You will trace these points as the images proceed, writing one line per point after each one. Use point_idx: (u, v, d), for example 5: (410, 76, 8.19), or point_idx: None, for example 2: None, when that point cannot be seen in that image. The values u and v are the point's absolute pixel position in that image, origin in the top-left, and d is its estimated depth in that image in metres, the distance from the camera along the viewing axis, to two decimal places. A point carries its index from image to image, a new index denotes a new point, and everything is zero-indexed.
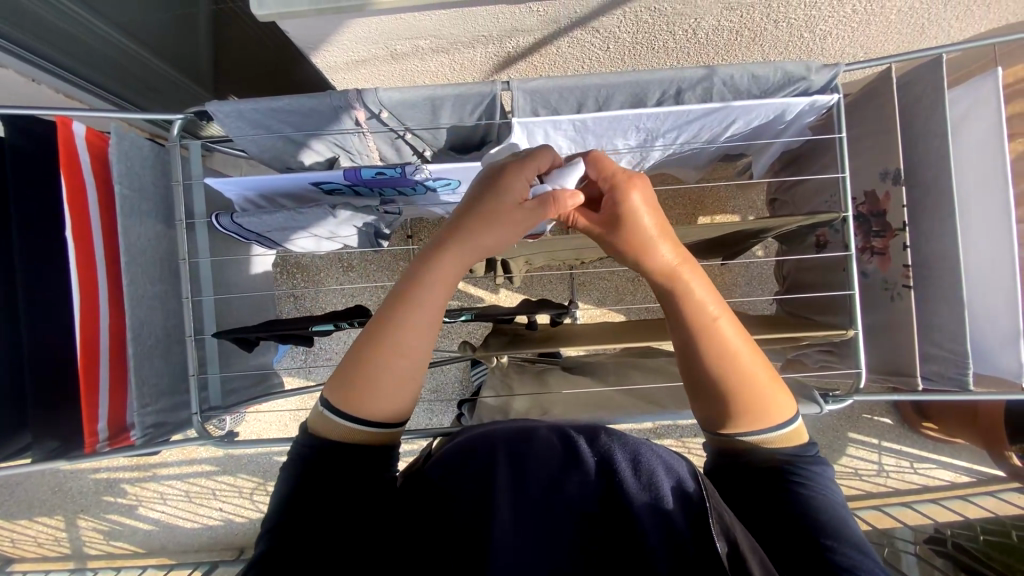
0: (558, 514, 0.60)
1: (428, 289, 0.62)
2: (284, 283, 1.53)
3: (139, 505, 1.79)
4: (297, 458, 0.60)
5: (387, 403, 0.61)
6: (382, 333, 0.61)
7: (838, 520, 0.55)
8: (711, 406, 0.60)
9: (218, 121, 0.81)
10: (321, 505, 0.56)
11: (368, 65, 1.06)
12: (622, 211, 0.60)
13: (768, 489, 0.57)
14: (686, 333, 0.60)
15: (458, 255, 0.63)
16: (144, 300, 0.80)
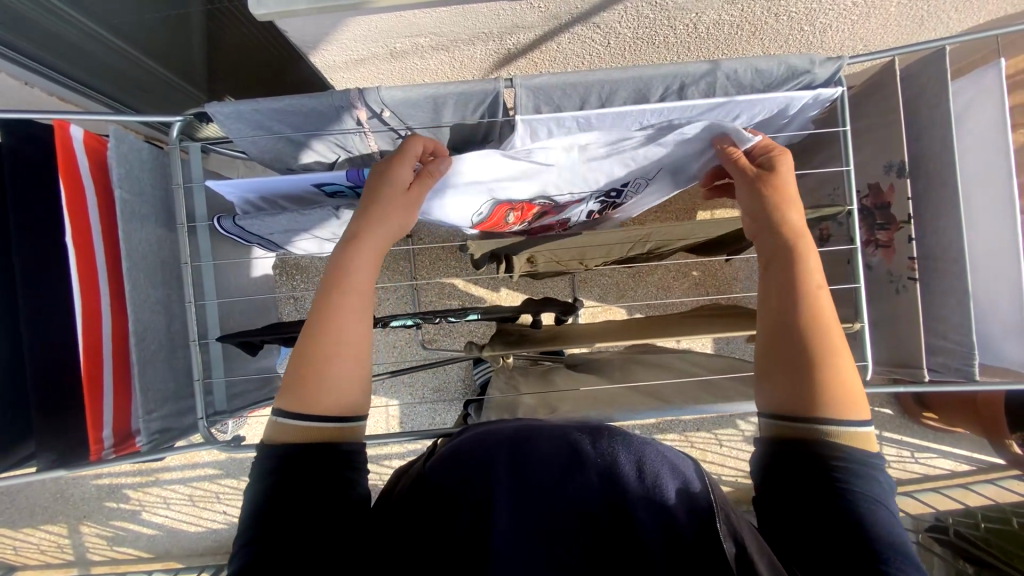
0: (558, 515, 0.61)
1: (354, 274, 0.68)
2: (284, 285, 1.52)
3: (143, 510, 1.78)
4: (270, 468, 0.58)
5: (339, 394, 0.62)
6: (324, 325, 0.64)
7: (892, 531, 0.52)
8: (794, 379, 0.60)
9: (217, 122, 0.80)
10: (304, 517, 0.54)
11: (368, 64, 1.05)
12: (777, 168, 0.74)
13: (796, 493, 0.55)
14: (782, 298, 0.64)
15: (380, 237, 0.71)
16: (147, 305, 0.79)
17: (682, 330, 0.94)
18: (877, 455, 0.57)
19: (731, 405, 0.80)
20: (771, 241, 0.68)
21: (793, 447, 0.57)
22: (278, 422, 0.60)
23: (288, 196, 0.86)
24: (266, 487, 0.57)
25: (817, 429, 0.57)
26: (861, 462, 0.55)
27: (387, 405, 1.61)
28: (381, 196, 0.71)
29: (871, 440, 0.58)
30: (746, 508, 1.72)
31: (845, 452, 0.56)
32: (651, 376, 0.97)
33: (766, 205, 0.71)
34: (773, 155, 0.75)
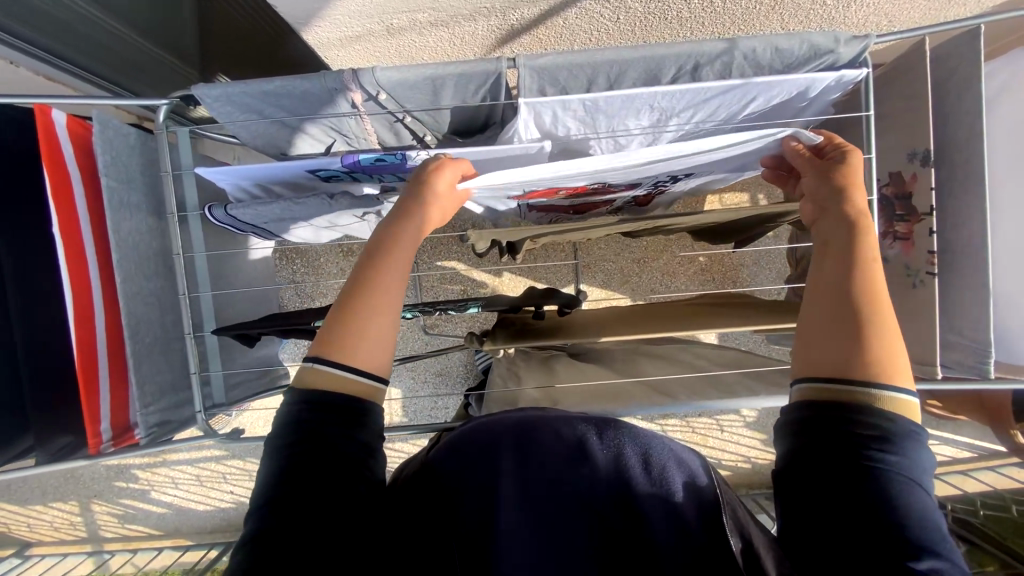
0: (563, 503, 0.59)
1: (390, 243, 0.67)
2: (284, 269, 1.50)
3: (152, 489, 1.81)
4: (297, 419, 0.59)
5: (368, 357, 0.62)
6: (359, 282, 0.64)
7: (928, 529, 0.49)
8: (840, 342, 0.57)
9: (204, 106, 0.76)
10: (320, 493, 0.54)
11: (363, 41, 1.00)
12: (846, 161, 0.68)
13: (838, 498, 0.51)
14: (844, 265, 0.61)
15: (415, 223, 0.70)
16: (140, 297, 0.78)
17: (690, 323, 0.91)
18: (919, 426, 0.54)
19: (737, 400, 0.79)
20: (838, 222, 0.64)
21: (823, 412, 0.54)
22: (307, 368, 0.61)
23: (284, 184, 0.83)
24: (284, 447, 0.57)
25: (859, 391, 0.54)
26: (906, 433, 0.52)
27: (389, 389, 1.61)
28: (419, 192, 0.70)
29: (913, 408, 0.54)
30: (745, 492, 1.73)
31: (887, 430, 0.52)
32: (656, 369, 0.95)
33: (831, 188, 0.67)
34: (845, 152, 0.69)
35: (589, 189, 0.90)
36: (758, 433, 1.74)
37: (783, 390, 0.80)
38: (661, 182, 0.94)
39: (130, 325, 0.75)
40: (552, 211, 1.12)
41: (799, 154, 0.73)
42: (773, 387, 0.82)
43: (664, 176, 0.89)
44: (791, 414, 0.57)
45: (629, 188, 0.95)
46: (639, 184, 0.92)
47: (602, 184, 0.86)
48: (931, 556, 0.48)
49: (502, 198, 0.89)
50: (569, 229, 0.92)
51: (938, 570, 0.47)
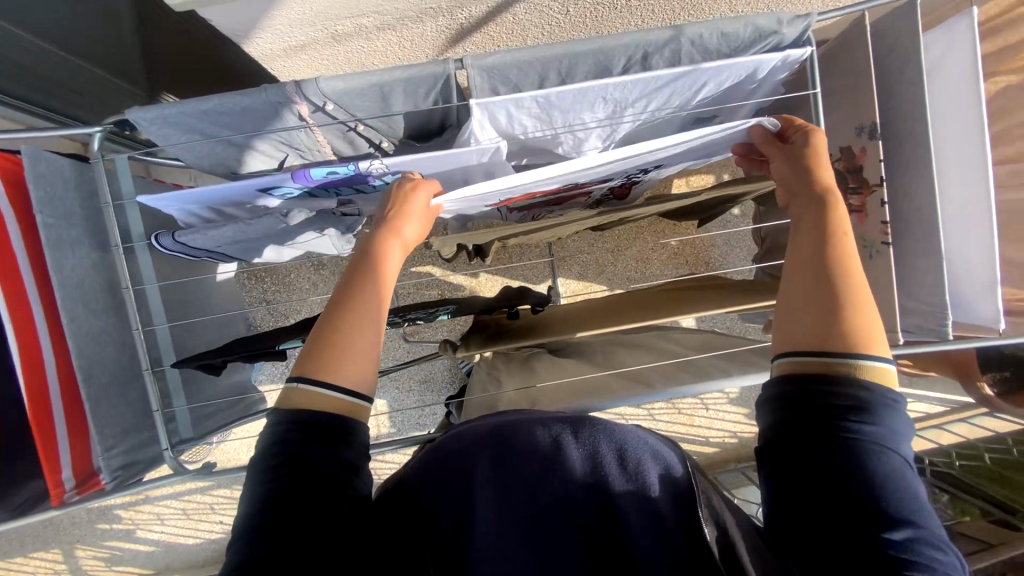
0: (542, 507, 0.58)
1: (368, 262, 0.69)
2: (254, 288, 1.46)
3: (138, 528, 1.75)
4: (282, 439, 0.59)
5: (352, 373, 0.63)
6: (343, 299, 0.66)
7: (906, 503, 0.51)
8: (817, 315, 0.59)
9: (140, 130, 0.72)
10: (303, 517, 0.54)
11: (309, 50, 0.97)
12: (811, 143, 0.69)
13: (823, 478, 0.52)
14: (817, 241, 0.63)
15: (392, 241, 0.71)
16: (89, 336, 0.74)
17: (663, 310, 0.91)
18: (896, 393, 0.55)
19: (712, 383, 0.80)
20: (808, 204, 0.67)
21: (803, 386, 0.56)
22: (292, 388, 0.61)
23: (237, 206, 0.79)
24: (269, 467, 0.58)
25: (838, 361, 0.56)
26: (880, 399, 0.54)
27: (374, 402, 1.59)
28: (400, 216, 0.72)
29: (888, 375, 0.56)
30: (735, 467, 1.77)
31: (868, 407, 0.54)
32: (634, 359, 0.96)
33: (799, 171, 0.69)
34: (809, 133, 0.70)
35: (563, 188, 0.89)
36: (743, 409, 1.78)
37: (755, 370, 0.81)
38: (635, 175, 0.94)
39: (81, 366, 0.72)
40: (533, 208, 1.11)
41: (765, 139, 0.73)
42: (746, 368, 0.83)
43: (636, 170, 0.89)
44: (769, 393, 0.59)
45: (603, 183, 0.94)
46: (613, 179, 0.92)
47: (576, 183, 0.86)
48: (909, 526, 0.50)
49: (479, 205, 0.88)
50: (536, 227, 0.91)
51: (914, 538, 0.50)
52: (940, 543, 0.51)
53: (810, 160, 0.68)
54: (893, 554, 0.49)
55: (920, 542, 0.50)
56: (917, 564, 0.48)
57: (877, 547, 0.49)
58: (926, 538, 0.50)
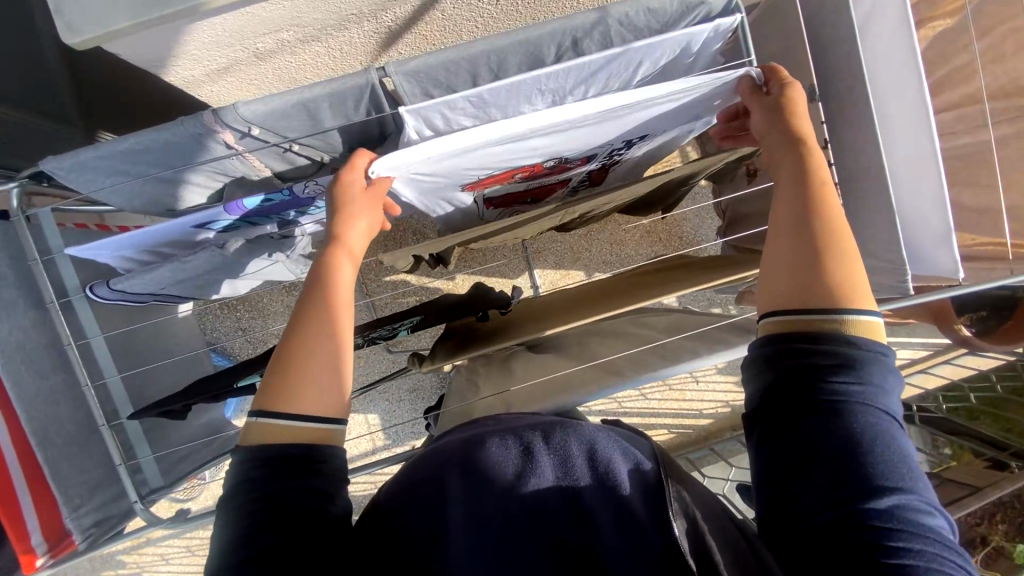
0: (516, 517, 0.55)
1: (329, 279, 0.66)
2: (227, 317, 1.41)
3: (144, 570, 1.72)
4: (249, 475, 0.57)
5: (319, 398, 0.61)
6: (309, 318, 0.63)
7: (892, 469, 0.50)
8: (799, 273, 0.58)
9: (59, 179, 0.69)
10: (280, 554, 0.52)
11: (235, 71, 0.93)
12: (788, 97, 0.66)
13: (806, 446, 0.51)
14: (796, 198, 0.61)
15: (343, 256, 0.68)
16: (39, 399, 0.73)
17: (636, 292, 0.87)
18: (885, 347, 0.55)
19: (681, 365, 0.79)
20: (789, 160, 0.64)
21: (785, 347, 0.55)
22: (252, 423, 0.59)
23: (177, 244, 0.77)
24: (239, 505, 0.56)
25: (829, 317, 0.54)
26: (859, 361, 0.53)
27: (366, 416, 1.56)
28: (346, 221, 0.68)
29: (877, 329, 0.55)
30: (732, 434, 1.78)
31: (845, 373, 0.52)
32: (607, 348, 0.95)
33: (779, 125, 0.66)
34: (788, 85, 0.67)
35: (546, 168, 0.86)
36: (733, 377, 1.78)
37: (724, 346, 0.80)
38: (614, 154, 0.91)
39: (33, 431, 0.72)
40: (510, 203, 1.06)
41: (750, 91, 0.68)
42: (716, 345, 0.82)
43: (615, 147, 0.86)
44: (750, 364, 0.59)
45: (583, 165, 0.91)
46: (593, 158, 0.89)
47: (559, 158, 0.82)
48: (895, 493, 0.49)
49: (449, 187, 0.84)
50: (497, 227, 0.87)
51: (903, 504, 0.48)
52: (928, 508, 0.49)
53: (787, 113, 0.66)
54: (878, 524, 0.47)
55: (906, 508, 0.48)
56: (903, 531, 0.47)
57: (869, 517, 0.47)
58: (913, 503, 0.49)
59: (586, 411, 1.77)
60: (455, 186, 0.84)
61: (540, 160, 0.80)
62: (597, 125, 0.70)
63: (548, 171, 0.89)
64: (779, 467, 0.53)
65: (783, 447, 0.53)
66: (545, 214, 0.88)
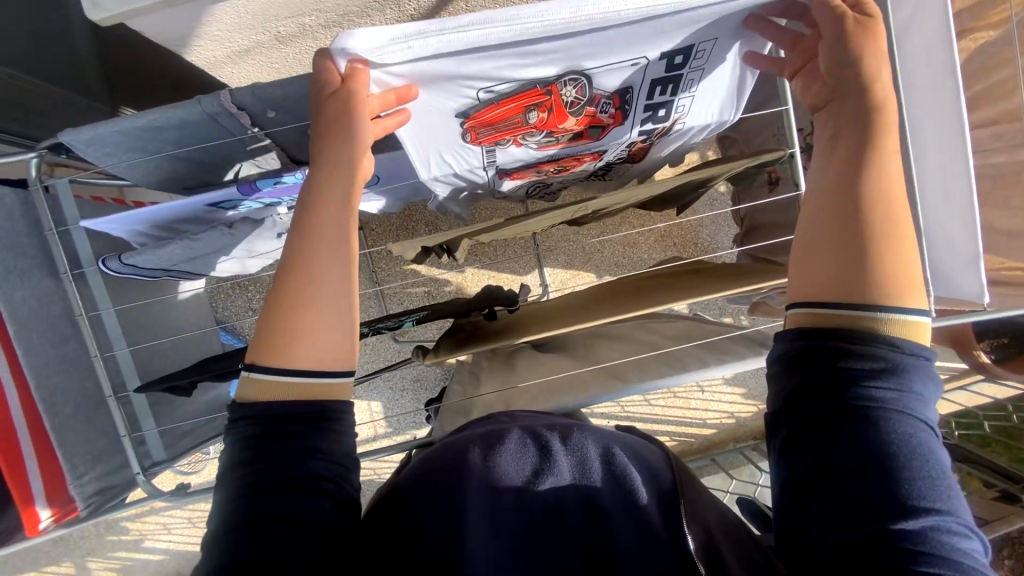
0: (531, 513, 0.55)
1: (318, 220, 0.59)
2: (238, 297, 1.42)
3: (146, 538, 1.76)
4: (243, 434, 0.55)
5: (315, 350, 0.57)
6: (308, 259, 0.59)
7: (930, 491, 0.48)
8: (836, 262, 0.55)
9: (76, 152, 0.69)
10: (284, 515, 0.51)
11: (256, 54, 0.94)
12: (866, 29, 0.56)
13: (839, 459, 0.50)
14: (846, 177, 0.57)
15: (330, 193, 0.60)
16: (50, 367, 0.76)
17: (647, 296, 0.85)
18: (927, 350, 0.53)
19: (687, 374, 0.77)
20: (854, 119, 0.58)
21: (817, 354, 0.53)
22: (252, 380, 0.56)
23: (189, 220, 0.77)
24: (245, 463, 0.54)
25: (861, 315, 0.53)
26: (897, 378, 0.51)
27: (368, 403, 1.57)
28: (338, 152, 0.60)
29: (922, 329, 0.53)
30: (734, 446, 1.75)
31: (881, 389, 0.51)
32: (613, 352, 0.93)
33: (850, 70, 0.57)
34: (870, 16, 0.57)
35: (568, 110, 0.72)
36: (740, 388, 1.75)
37: (734, 358, 0.78)
38: (655, 104, 0.75)
39: (41, 399, 0.74)
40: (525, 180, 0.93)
41: (832, 11, 0.57)
42: (724, 356, 0.81)
43: (654, 78, 0.71)
44: (776, 368, 0.57)
45: (616, 126, 0.77)
46: (629, 102, 0.73)
47: (580, 82, 0.68)
48: (929, 515, 0.47)
49: (446, 117, 0.71)
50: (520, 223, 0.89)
51: (940, 526, 0.46)
52: (964, 531, 0.48)
53: (861, 52, 0.56)
54: (911, 546, 0.45)
55: (942, 531, 0.46)
56: (936, 555, 0.45)
57: (906, 537, 0.46)
58: (950, 527, 0.47)
59: (588, 413, 1.76)
60: (453, 115, 0.71)
61: (556, 81, 0.68)
62: (635, 26, 0.60)
63: (572, 125, 0.74)
64: (803, 478, 0.51)
65: (808, 458, 0.51)
66: (559, 211, 0.88)
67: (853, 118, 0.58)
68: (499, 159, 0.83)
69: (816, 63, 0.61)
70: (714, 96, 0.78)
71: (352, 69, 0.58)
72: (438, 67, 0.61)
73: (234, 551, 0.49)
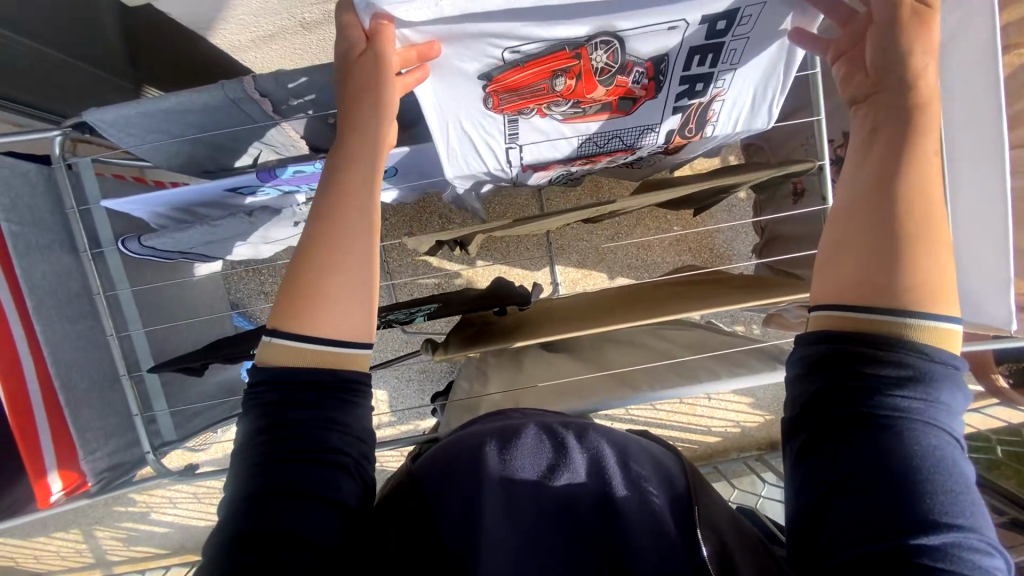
0: (545, 507, 0.55)
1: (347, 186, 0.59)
2: (251, 279, 1.43)
3: (152, 510, 1.79)
4: (263, 400, 0.55)
5: (335, 316, 0.57)
6: (330, 226, 0.57)
7: (956, 508, 0.47)
8: (866, 262, 0.53)
9: (99, 131, 0.70)
10: (300, 485, 0.52)
11: (280, 41, 0.95)
12: (916, 19, 0.55)
13: (864, 470, 0.48)
14: (879, 175, 0.55)
15: (361, 160, 0.59)
16: (67, 343, 0.77)
17: (662, 304, 0.84)
18: (960, 357, 0.51)
19: (698, 386, 0.77)
20: (894, 112, 0.56)
21: (845, 359, 0.51)
22: (272, 346, 0.56)
23: (209, 205, 0.77)
24: (262, 432, 0.54)
25: (892, 321, 0.51)
26: (924, 395, 0.50)
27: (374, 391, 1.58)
28: (360, 122, 0.60)
29: (955, 338, 0.51)
30: (738, 456, 1.73)
31: (907, 405, 0.49)
32: (623, 357, 0.93)
33: (896, 59, 0.56)
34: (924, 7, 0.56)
35: (598, 77, 0.69)
36: (748, 398, 1.73)
37: (746, 371, 0.77)
38: (692, 77, 0.73)
39: (57, 374, 0.75)
40: (552, 172, 0.90)
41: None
42: (737, 368, 0.79)
43: (693, 45, 0.68)
44: (796, 376, 0.55)
45: (648, 99, 0.74)
46: (663, 73, 0.71)
47: (612, 47, 0.66)
48: (950, 531, 0.45)
49: (470, 83, 0.69)
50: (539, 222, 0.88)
51: (964, 543, 0.45)
52: (987, 549, 0.47)
53: (908, 42, 0.55)
54: (931, 562, 0.44)
55: (967, 549, 0.45)
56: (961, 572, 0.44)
57: (931, 552, 0.44)
58: (974, 544, 0.46)
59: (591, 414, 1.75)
60: (475, 79, 0.69)
61: (585, 41, 0.65)
62: None
63: (602, 94, 0.72)
64: (819, 489, 0.50)
65: (826, 467, 0.50)
66: (584, 210, 0.86)
67: (898, 112, 0.56)
68: (523, 135, 0.79)
69: (859, 52, 0.60)
70: (757, 73, 0.75)
71: (378, 26, 0.58)
72: (464, 21, 0.60)
73: (252, 519, 0.50)
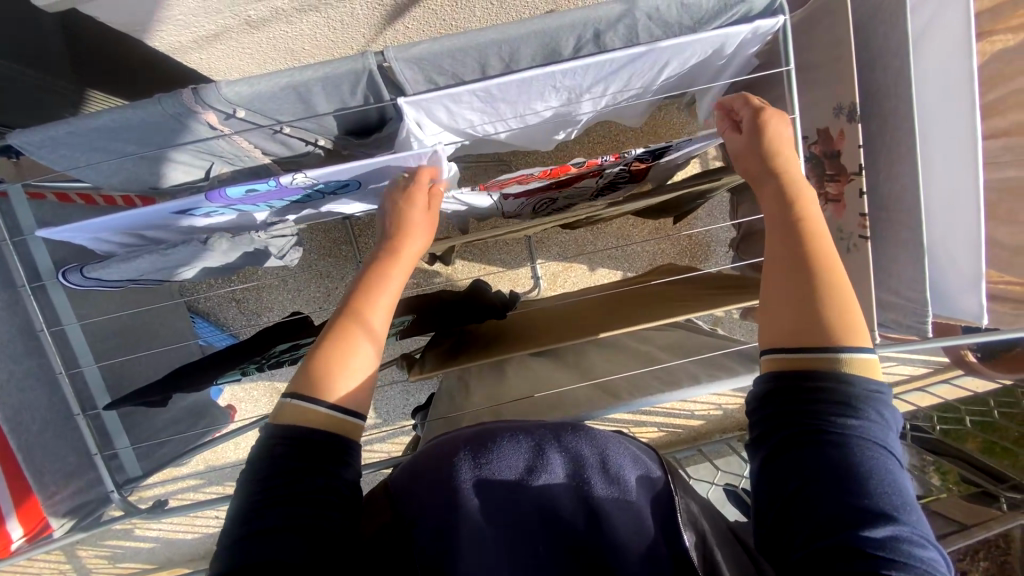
0: (524, 510, 0.52)
1: (372, 276, 0.63)
2: (220, 285, 1.35)
3: (136, 526, 1.74)
4: (270, 455, 0.54)
5: (341, 377, 0.58)
6: (354, 300, 0.61)
7: (906, 502, 0.46)
8: (788, 312, 0.55)
9: (29, 155, 0.64)
10: (285, 526, 0.49)
11: (226, 40, 0.88)
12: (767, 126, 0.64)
13: (830, 462, 0.47)
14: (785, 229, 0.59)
15: (398, 267, 0.64)
16: (11, 383, 0.74)
17: (642, 310, 0.82)
18: (881, 383, 0.51)
19: (679, 392, 0.76)
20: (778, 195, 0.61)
21: (810, 372, 0.51)
22: (286, 404, 0.56)
23: (159, 230, 0.72)
24: (259, 478, 0.52)
25: (823, 355, 0.51)
26: (857, 392, 0.49)
27: None
28: (399, 254, 0.65)
29: (873, 365, 0.51)
30: (722, 435, 1.76)
31: (844, 407, 0.49)
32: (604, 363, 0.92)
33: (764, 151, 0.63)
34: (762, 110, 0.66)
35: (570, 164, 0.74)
36: None
37: (727, 374, 0.77)
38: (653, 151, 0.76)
39: (5, 418, 0.73)
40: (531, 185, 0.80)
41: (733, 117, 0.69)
42: (718, 372, 0.79)
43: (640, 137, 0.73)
44: (752, 399, 0.55)
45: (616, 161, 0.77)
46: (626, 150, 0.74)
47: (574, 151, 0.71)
48: (889, 523, 0.44)
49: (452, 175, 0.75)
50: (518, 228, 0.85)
51: (915, 537, 0.44)
52: (935, 547, 0.46)
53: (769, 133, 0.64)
54: (874, 552, 0.43)
55: (917, 542, 0.44)
56: (911, 563, 0.43)
57: (881, 543, 0.43)
58: (923, 538, 0.45)
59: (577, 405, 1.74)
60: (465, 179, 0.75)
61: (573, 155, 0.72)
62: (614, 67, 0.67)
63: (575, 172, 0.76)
64: (776, 497, 0.49)
65: (777, 477, 0.49)
66: (565, 215, 0.83)
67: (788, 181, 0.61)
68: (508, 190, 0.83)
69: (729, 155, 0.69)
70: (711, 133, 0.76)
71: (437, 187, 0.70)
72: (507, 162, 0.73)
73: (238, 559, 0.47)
